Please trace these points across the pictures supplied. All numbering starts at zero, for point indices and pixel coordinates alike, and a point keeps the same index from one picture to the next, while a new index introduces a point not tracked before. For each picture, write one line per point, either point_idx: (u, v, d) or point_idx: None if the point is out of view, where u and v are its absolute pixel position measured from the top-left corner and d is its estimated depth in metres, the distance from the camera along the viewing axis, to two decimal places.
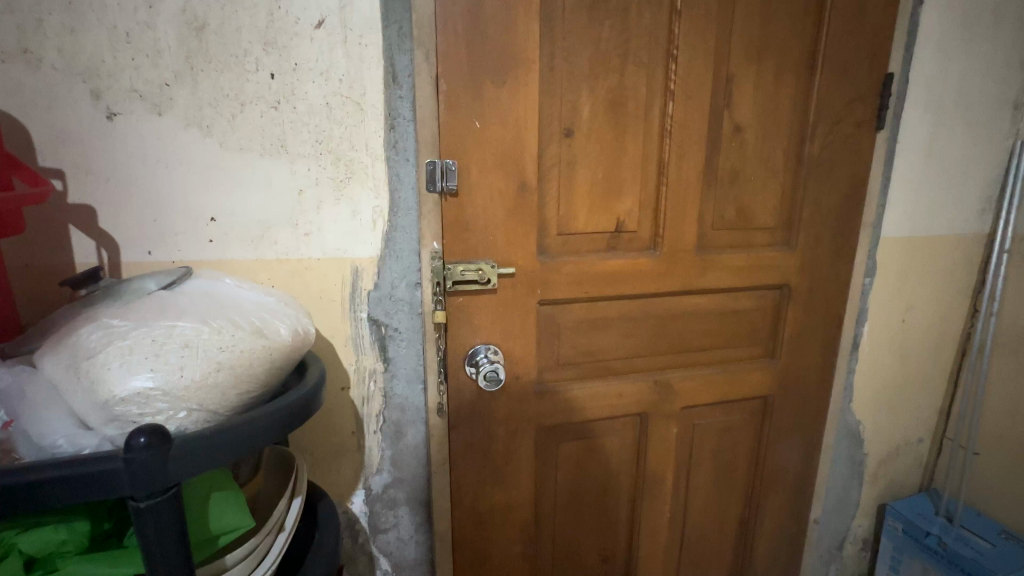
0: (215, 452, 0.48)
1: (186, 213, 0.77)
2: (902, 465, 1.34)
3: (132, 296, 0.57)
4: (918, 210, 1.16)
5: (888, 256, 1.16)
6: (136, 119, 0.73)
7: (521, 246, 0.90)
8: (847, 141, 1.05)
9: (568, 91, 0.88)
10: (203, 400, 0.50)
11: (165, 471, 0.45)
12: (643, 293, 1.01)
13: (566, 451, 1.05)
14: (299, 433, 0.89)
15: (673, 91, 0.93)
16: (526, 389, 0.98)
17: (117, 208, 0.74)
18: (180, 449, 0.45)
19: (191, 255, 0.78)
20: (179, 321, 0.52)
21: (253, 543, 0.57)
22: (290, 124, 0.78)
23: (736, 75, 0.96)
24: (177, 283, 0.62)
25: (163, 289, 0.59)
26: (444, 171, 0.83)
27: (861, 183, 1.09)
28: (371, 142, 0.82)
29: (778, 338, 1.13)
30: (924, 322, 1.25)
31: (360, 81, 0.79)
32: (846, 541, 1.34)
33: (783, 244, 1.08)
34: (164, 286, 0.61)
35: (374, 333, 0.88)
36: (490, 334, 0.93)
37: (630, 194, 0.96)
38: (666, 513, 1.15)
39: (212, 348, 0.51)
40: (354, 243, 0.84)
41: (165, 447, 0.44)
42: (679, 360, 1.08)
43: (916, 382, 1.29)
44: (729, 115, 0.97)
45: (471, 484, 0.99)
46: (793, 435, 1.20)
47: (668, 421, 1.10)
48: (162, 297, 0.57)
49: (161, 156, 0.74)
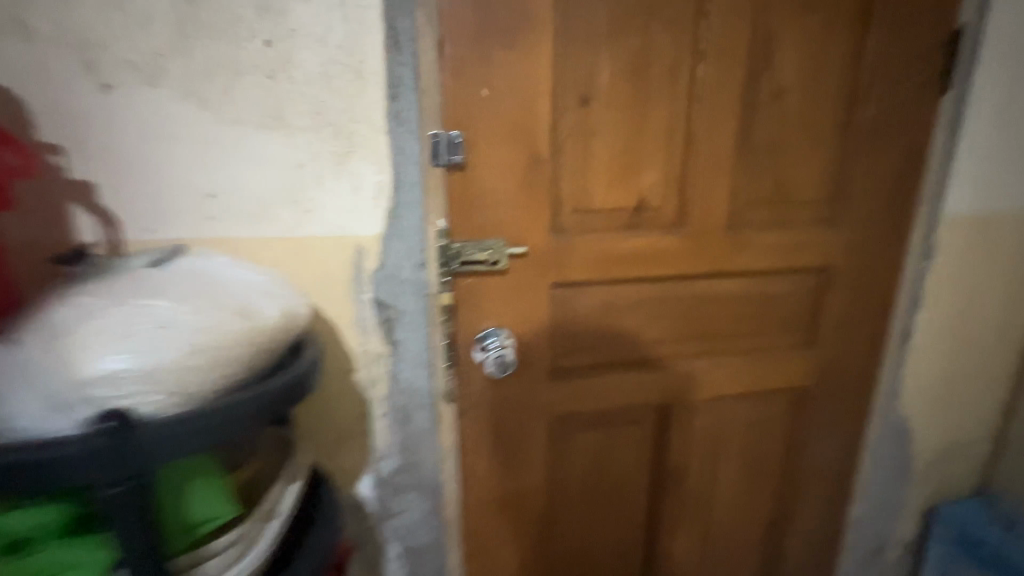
0: (188, 438, 0.46)
1: (185, 189, 0.75)
2: (954, 467, 1.23)
3: (117, 272, 0.56)
4: (988, 185, 1.02)
5: (950, 238, 1.04)
6: (131, 91, 0.70)
7: (533, 225, 0.84)
8: (905, 106, 0.94)
9: (586, 53, 0.80)
10: (179, 383, 0.47)
11: (131, 459, 0.44)
12: (667, 276, 0.94)
13: (582, 441, 1.00)
14: (305, 416, 0.88)
15: (702, 52, 0.84)
16: (539, 376, 0.93)
17: (117, 184, 0.73)
18: (149, 434, 0.44)
19: (191, 233, 0.76)
20: (157, 301, 0.50)
21: (239, 531, 0.55)
22: (287, 95, 0.74)
23: (777, 33, 0.86)
24: (167, 261, 0.61)
25: (151, 266, 0.58)
26: (450, 144, 0.78)
27: (919, 154, 0.97)
28: (372, 113, 0.77)
29: (818, 326, 1.03)
30: (988, 311, 1.12)
31: (360, 46, 0.74)
32: (887, 544, 1.25)
33: (827, 223, 0.98)
34: (154, 263, 0.60)
35: (379, 316, 0.85)
36: (500, 318, 0.88)
37: (653, 168, 0.88)
38: (688, 507, 1.09)
39: (190, 329, 0.50)
40: (357, 220, 0.81)
41: (130, 433, 0.44)
42: (707, 348, 1.01)
43: (976, 377, 1.16)
44: (768, 78, 0.88)
45: (482, 471, 0.96)
46: (831, 431, 1.11)
47: (692, 412, 1.03)
48: (144, 275, 0.55)
49: (156, 129, 0.72)
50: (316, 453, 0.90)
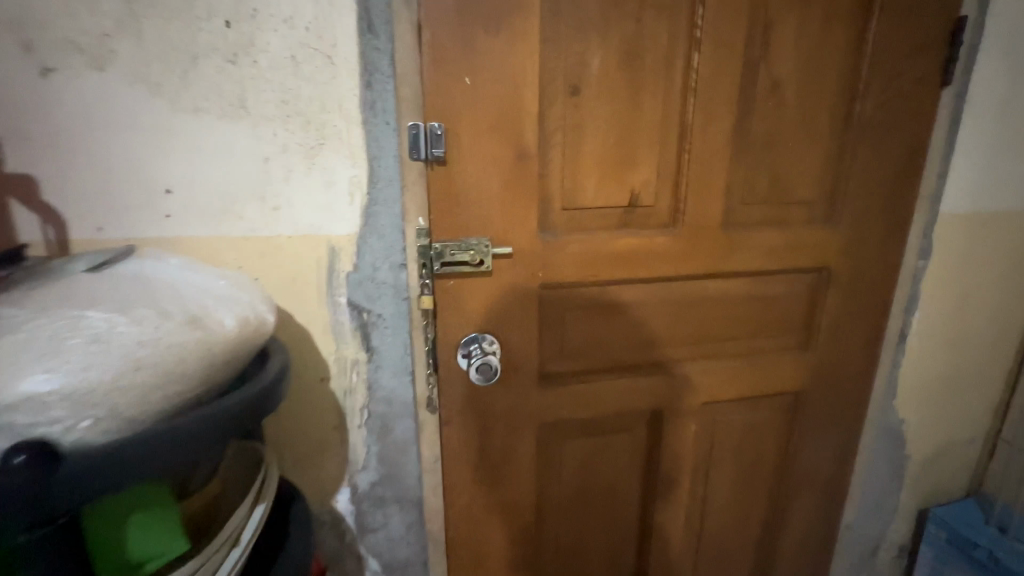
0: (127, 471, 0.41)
1: (139, 184, 0.68)
2: (947, 468, 1.21)
3: (52, 277, 0.50)
4: (987, 183, 1.00)
5: (947, 236, 1.01)
6: (75, 76, 0.64)
7: (519, 223, 0.79)
8: (905, 100, 0.90)
9: (575, 41, 0.75)
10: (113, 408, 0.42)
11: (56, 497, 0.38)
12: (660, 277, 0.89)
13: (571, 449, 0.95)
14: (276, 428, 0.82)
15: (697, 41, 0.79)
16: (526, 383, 0.88)
17: (62, 179, 0.67)
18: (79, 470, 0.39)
19: (147, 233, 0.70)
20: (89, 311, 0.45)
21: (195, 564, 0.51)
22: (250, 82, 0.68)
23: (776, 21, 0.81)
24: (111, 263, 0.55)
25: (89, 270, 0.52)
26: (429, 136, 0.73)
27: (919, 149, 0.94)
28: (345, 103, 0.71)
29: (813, 327, 1.00)
30: (984, 311, 1.10)
31: (330, 29, 0.68)
32: (880, 547, 1.23)
33: (824, 222, 0.95)
34: (94, 267, 0.54)
35: (355, 320, 0.80)
36: (484, 322, 0.83)
37: (646, 163, 0.83)
38: (681, 515, 1.05)
39: (129, 342, 0.44)
40: (330, 218, 0.75)
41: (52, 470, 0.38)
42: (700, 352, 0.97)
43: (970, 378, 1.14)
44: (766, 69, 0.83)
45: (467, 482, 0.91)
46: (826, 434, 1.08)
47: (686, 418, 0.99)
48: (79, 281, 0.49)
49: (105, 118, 0.66)
50: (288, 467, 0.84)
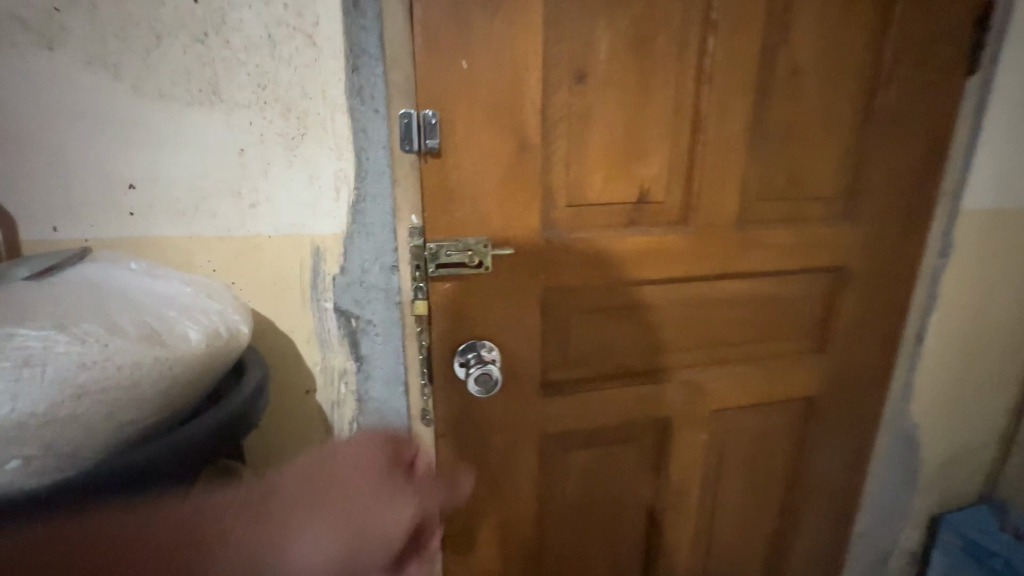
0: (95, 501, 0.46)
1: (98, 178, 0.62)
2: (962, 473, 1.17)
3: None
4: (1011, 177, 0.95)
5: (968, 233, 0.96)
6: (22, 57, 0.57)
7: (520, 221, 0.73)
8: (929, 88, 0.85)
9: (581, 21, 0.69)
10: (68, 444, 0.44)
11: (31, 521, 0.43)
12: (670, 278, 0.84)
13: (575, 460, 0.90)
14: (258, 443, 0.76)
15: (712, 23, 0.73)
16: (528, 392, 0.82)
17: (10, 172, 0.60)
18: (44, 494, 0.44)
19: (108, 233, 0.63)
20: (30, 330, 0.44)
21: None
22: (222, 64, 0.61)
23: (796, 3, 0.76)
24: (63, 264, 0.54)
25: (33, 278, 0.51)
26: (422, 125, 0.66)
27: (941, 141, 0.88)
28: (328, 88, 0.64)
29: (828, 330, 0.95)
30: (1002, 311, 1.05)
31: (311, 5, 0.62)
32: (891, 555, 1.19)
33: (841, 218, 0.90)
34: (41, 271, 0.52)
35: (343, 327, 0.73)
36: (483, 327, 0.77)
37: (656, 155, 0.77)
38: (688, 526, 1.01)
39: (70, 364, 0.44)
40: (314, 215, 0.68)
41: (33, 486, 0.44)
42: (711, 356, 0.91)
43: (986, 380, 1.10)
44: (784, 55, 0.78)
45: (464, 497, 0.85)
46: (840, 441, 1.03)
47: (695, 426, 0.94)
48: (27, 291, 0.49)
49: (56, 104, 0.59)
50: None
